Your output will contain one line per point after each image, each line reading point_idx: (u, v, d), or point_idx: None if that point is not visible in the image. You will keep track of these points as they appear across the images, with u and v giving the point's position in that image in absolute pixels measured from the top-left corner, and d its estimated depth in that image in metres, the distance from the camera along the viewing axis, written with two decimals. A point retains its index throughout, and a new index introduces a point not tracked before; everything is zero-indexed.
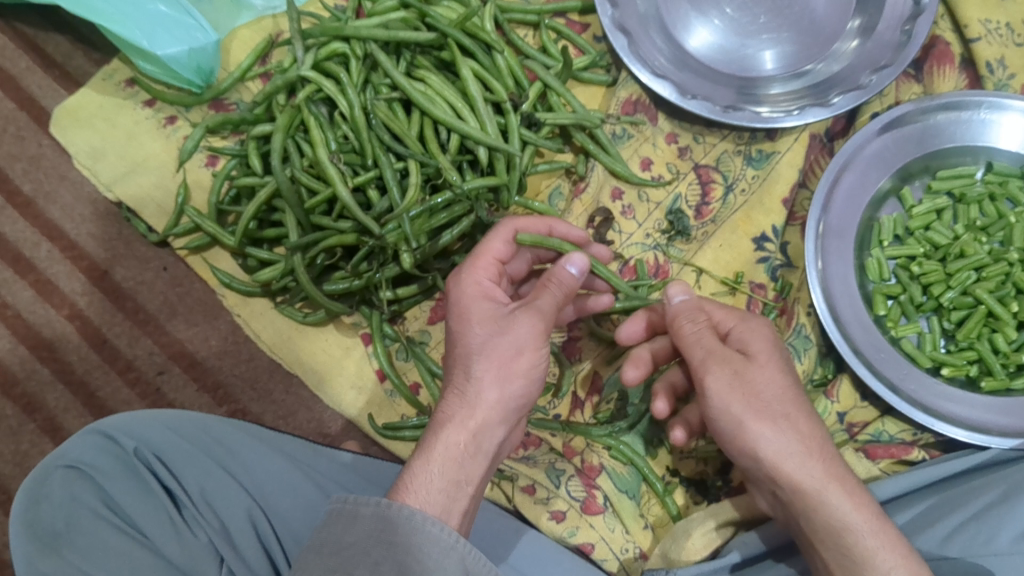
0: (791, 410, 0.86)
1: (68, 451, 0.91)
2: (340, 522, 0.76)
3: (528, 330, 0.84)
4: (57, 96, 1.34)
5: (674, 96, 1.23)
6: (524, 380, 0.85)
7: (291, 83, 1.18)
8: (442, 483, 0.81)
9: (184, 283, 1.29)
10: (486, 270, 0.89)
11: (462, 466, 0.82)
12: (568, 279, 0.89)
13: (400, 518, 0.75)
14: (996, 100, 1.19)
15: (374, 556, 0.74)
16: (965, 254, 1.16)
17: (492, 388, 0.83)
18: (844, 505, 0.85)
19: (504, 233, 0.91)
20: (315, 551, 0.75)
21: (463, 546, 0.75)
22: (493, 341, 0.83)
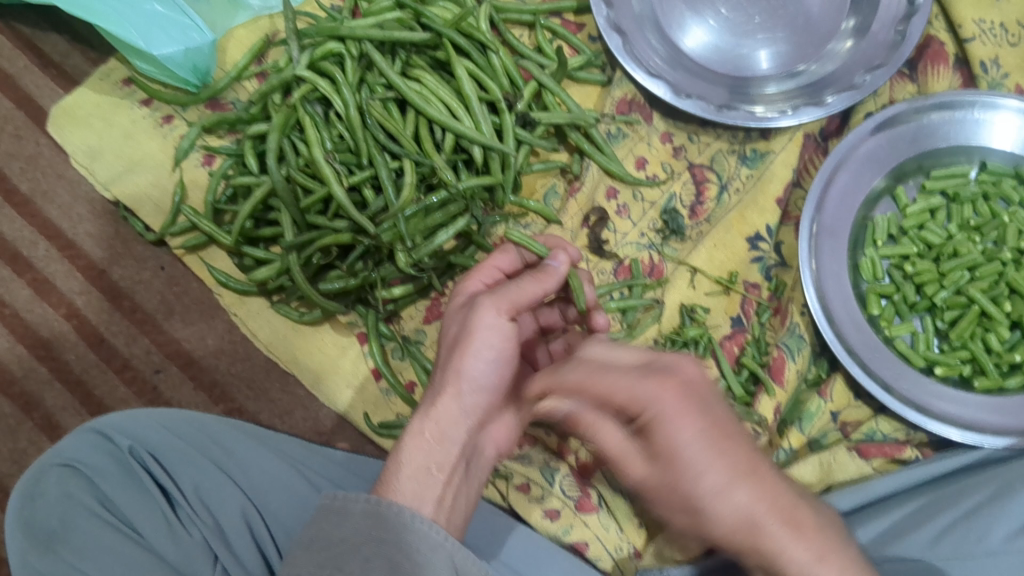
0: None
1: (64, 449, 0.92)
2: (330, 518, 0.76)
3: (484, 311, 0.82)
4: (55, 95, 1.35)
5: (669, 96, 1.23)
6: (486, 363, 0.83)
7: (286, 83, 1.19)
8: (408, 469, 0.81)
9: (181, 282, 1.30)
10: (482, 274, 0.93)
11: (430, 452, 0.81)
12: (554, 272, 0.89)
13: (391, 515, 0.75)
14: (989, 100, 1.20)
15: (363, 551, 0.73)
16: (958, 254, 1.16)
17: (453, 372, 0.83)
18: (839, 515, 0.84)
19: (506, 244, 0.96)
20: (305, 549, 0.75)
21: (451, 545, 0.75)
22: (458, 328, 0.85)
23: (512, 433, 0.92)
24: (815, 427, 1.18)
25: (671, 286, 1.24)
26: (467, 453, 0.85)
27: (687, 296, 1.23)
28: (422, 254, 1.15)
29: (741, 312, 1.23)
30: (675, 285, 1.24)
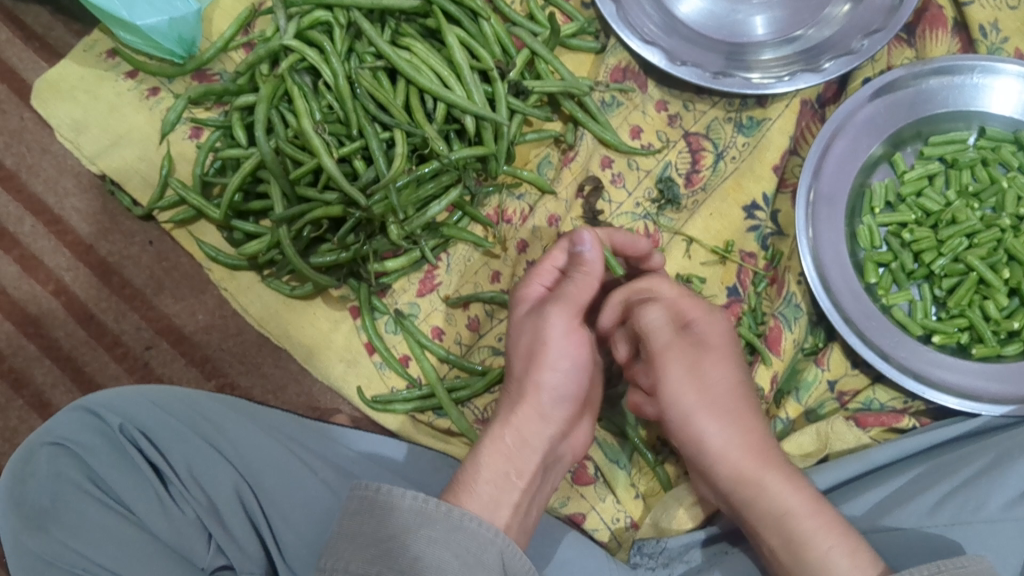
0: (741, 409, 0.89)
1: (55, 428, 0.90)
2: (377, 511, 0.76)
3: (557, 321, 0.87)
4: (38, 67, 1.32)
5: (663, 62, 1.22)
6: (567, 369, 0.87)
7: (274, 53, 1.16)
8: (488, 475, 0.83)
9: (170, 257, 1.28)
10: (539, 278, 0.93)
11: (508, 459, 0.85)
12: (592, 262, 0.86)
13: (441, 515, 0.76)
14: (988, 64, 1.18)
15: (411, 549, 0.74)
16: (957, 221, 1.15)
17: (543, 378, 0.87)
18: (781, 486, 0.86)
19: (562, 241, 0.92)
20: (350, 543, 0.76)
21: (501, 540, 0.77)
22: (535, 342, 0.88)
23: (583, 441, 0.99)
24: (812, 397, 1.17)
25: (666, 257, 1.22)
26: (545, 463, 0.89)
27: (682, 266, 1.22)
28: (415, 226, 1.15)
29: (737, 282, 1.22)
30: (671, 256, 1.22)
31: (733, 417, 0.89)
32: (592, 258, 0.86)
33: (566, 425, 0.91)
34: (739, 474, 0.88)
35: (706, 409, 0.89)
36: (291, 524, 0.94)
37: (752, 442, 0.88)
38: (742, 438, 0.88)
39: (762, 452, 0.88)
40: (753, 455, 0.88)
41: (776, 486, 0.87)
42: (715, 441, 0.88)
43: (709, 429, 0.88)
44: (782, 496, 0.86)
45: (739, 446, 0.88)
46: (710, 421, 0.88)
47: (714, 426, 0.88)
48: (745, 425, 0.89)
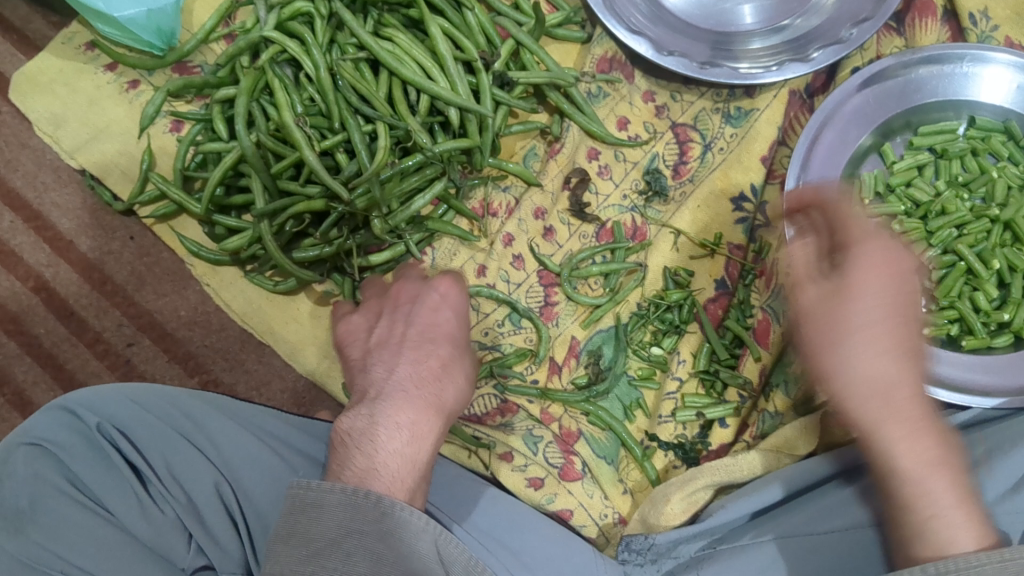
0: (911, 347, 0.76)
1: (33, 428, 0.89)
2: (341, 509, 0.73)
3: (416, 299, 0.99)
4: (16, 60, 1.30)
5: (651, 52, 1.20)
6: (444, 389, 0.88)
7: (255, 44, 1.15)
8: (395, 467, 0.80)
9: (151, 252, 1.26)
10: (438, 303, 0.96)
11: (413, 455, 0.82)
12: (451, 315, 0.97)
13: (367, 503, 0.73)
14: (979, 53, 1.17)
15: (344, 545, 0.72)
16: (947, 212, 1.15)
17: (414, 391, 0.85)
18: (910, 452, 0.76)
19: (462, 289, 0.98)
20: (284, 543, 0.74)
21: (434, 527, 0.73)
22: (392, 327, 0.95)
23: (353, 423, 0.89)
24: None
25: (655, 249, 1.21)
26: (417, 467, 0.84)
27: (671, 259, 1.21)
28: (399, 220, 1.13)
29: (726, 275, 1.21)
30: (659, 248, 1.21)
31: (909, 351, 0.76)
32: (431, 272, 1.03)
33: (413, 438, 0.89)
34: (881, 415, 0.76)
35: (880, 333, 0.75)
36: (266, 520, 0.94)
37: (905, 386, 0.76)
38: (896, 375, 0.76)
39: (916, 398, 0.76)
40: (898, 399, 0.76)
41: (897, 451, 0.77)
42: (881, 370, 0.75)
43: (859, 366, 0.76)
44: (907, 460, 0.76)
45: (894, 367, 0.75)
46: (857, 355, 0.75)
47: (859, 368, 0.76)
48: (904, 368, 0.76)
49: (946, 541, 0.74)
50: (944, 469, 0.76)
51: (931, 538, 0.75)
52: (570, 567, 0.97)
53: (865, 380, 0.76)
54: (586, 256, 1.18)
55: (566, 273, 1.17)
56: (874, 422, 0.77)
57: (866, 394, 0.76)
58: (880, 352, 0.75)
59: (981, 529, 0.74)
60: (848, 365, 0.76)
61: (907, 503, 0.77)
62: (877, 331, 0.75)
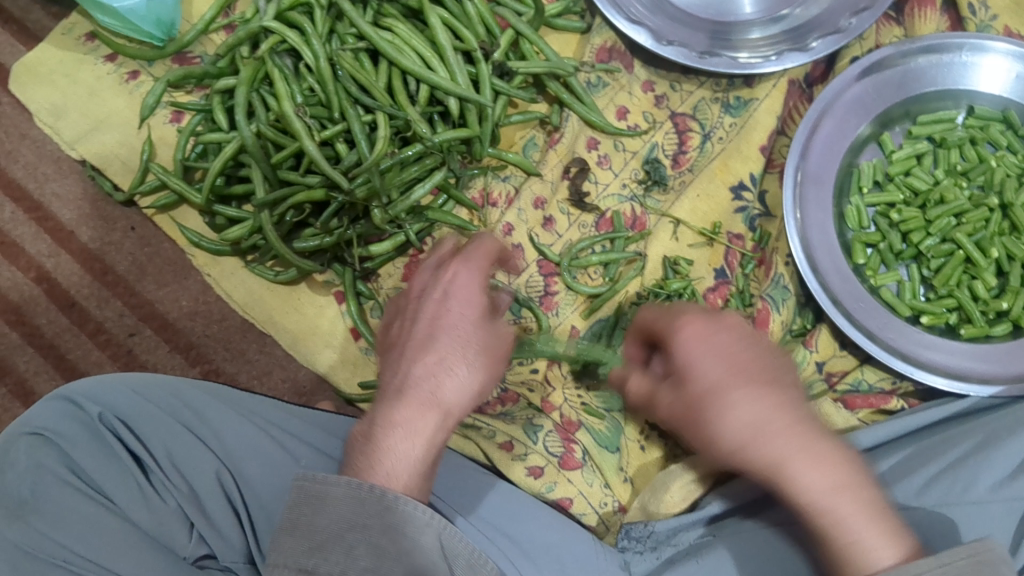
0: (770, 377, 0.75)
1: (34, 418, 0.90)
2: (347, 502, 0.72)
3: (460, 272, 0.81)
4: (15, 51, 1.30)
5: (650, 42, 1.20)
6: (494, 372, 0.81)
7: (254, 35, 1.15)
8: (406, 464, 0.75)
9: (152, 243, 1.26)
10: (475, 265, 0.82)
11: (431, 446, 0.77)
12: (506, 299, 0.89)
13: (373, 497, 0.72)
14: (977, 42, 1.17)
15: (347, 540, 0.72)
16: (945, 200, 1.15)
17: (455, 372, 0.77)
18: (811, 477, 0.73)
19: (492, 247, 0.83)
20: (285, 534, 0.74)
21: (439, 522, 0.73)
22: (434, 302, 0.81)
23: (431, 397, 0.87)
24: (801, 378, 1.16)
25: (654, 239, 1.21)
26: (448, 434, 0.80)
27: (669, 249, 1.21)
28: (399, 210, 1.14)
29: (725, 264, 1.21)
30: (658, 238, 1.21)
31: (777, 395, 0.74)
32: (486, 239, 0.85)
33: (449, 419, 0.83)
34: (765, 463, 0.74)
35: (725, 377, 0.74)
36: (268, 508, 0.94)
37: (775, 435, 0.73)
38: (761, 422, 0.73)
39: (810, 454, 0.73)
40: (775, 438, 0.73)
41: (802, 475, 0.73)
42: (740, 418, 0.73)
43: (725, 422, 0.74)
44: (809, 485, 0.73)
45: (784, 439, 0.73)
46: (749, 446, 0.74)
47: (739, 409, 0.73)
48: (766, 404, 0.74)
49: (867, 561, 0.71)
50: (848, 488, 0.73)
51: (854, 564, 0.72)
52: (571, 556, 0.98)
53: (738, 438, 0.74)
54: (586, 245, 1.18)
55: (566, 262, 1.17)
56: (767, 465, 0.74)
57: (744, 439, 0.73)
58: (766, 402, 0.73)
59: (891, 534, 0.72)
60: (727, 409, 0.73)
61: (821, 531, 0.74)
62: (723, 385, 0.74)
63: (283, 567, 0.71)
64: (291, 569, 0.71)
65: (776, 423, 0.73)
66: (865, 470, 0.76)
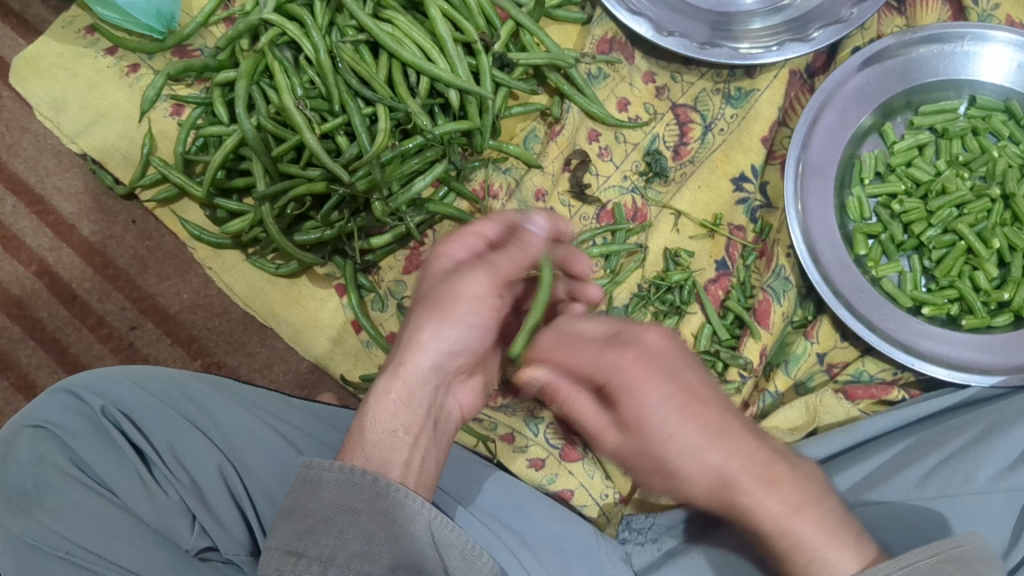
0: (734, 444, 0.65)
1: (36, 411, 0.90)
2: (337, 487, 0.73)
3: (453, 246, 0.78)
4: (16, 45, 1.30)
5: (651, 33, 1.20)
6: (465, 327, 0.78)
7: (254, 27, 1.14)
8: (374, 436, 0.79)
9: (154, 236, 1.26)
10: (461, 240, 0.78)
11: (395, 414, 0.80)
12: (535, 242, 0.78)
13: (367, 483, 0.73)
14: (979, 32, 1.17)
15: (339, 523, 0.72)
16: (947, 191, 1.14)
17: (421, 337, 0.78)
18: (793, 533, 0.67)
19: (507, 214, 0.79)
20: (284, 519, 0.74)
21: (429, 511, 0.73)
22: (424, 278, 0.81)
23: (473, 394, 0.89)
24: (801, 370, 1.17)
25: (655, 231, 1.21)
26: (435, 413, 0.83)
27: (670, 240, 1.21)
28: (400, 203, 1.13)
29: (726, 255, 1.21)
30: (659, 230, 1.21)
31: (735, 453, 0.66)
32: (480, 222, 0.78)
33: (453, 374, 0.83)
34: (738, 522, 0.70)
35: (685, 443, 0.65)
36: (270, 499, 0.94)
37: (736, 460, 0.65)
38: (724, 477, 0.66)
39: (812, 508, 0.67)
40: (759, 491, 0.66)
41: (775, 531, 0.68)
42: (703, 491, 0.68)
43: (676, 458, 0.66)
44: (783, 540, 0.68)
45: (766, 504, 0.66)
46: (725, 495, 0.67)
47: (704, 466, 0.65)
48: (714, 468, 0.66)
49: None
50: (844, 526, 0.68)
51: None
52: (572, 547, 0.97)
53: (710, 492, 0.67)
54: (587, 237, 1.18)
55: None
56: (729, 494, 0.67)
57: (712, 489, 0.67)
58: (717, 465, 0.65)
59: (855, 546, 0.66)
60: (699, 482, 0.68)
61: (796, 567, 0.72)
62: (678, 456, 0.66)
63: (275, 550, 0.71)
64: (282, 552, 0.71)
65: (739, 459, 0.66)
66: (820, 487, 0.70)
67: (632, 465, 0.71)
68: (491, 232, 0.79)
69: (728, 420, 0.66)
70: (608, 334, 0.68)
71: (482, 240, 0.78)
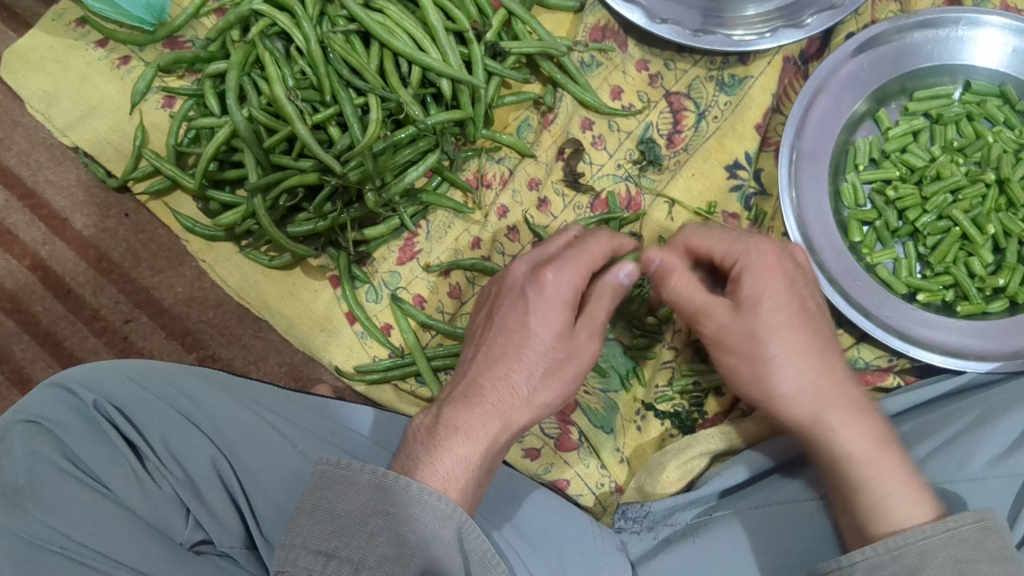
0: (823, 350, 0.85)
1: (29, 406, 0.89)
2: (369, 490, 0.74)
3: (555, 283, 0.80)
4: (5, 37, 1.29)
5: (644, 20, 1.19)
6: (565, 382, 0.85)
7: (245, 18, 1.13)
8: (452, 472, 0.78)
9: (147, 229, 1.26)
10: (575, 267, 0.81)
11: (489, 459, 0.83)
12: (619, 286, 0.84)
13: (399, 488, 0.74)
14: (973, 17, 1.16)
15: (370, 524, 0.73)
16: (941, 176, 1.14)
17: (536, 394, 0.83)
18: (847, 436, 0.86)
19: (603, 238, 0.85)
20: (304, 517, 0.74)
21: (459, 514, 0.74)
22: (525, 314, 0.81)
23: None
24: None
25: (649, 219, 1.21)
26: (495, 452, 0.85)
27: (664, 229, 1.21)
28: (393, 193, 1.13)
29: None
30: (653, 217, 1.21)
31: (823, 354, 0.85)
32: (592, 245, 0.84)
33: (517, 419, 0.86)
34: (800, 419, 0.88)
35: (788, 332, 0.83)
36: (270, 499, 0.93)
37: (813, 356, 0.84)
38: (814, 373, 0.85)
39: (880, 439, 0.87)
40: (829, 391, 0.85)
41: (838, 429, 0.86)
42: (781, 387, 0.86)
43: (779, 367, 0.84)
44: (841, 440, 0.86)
45: (847, 422, 0.86)
46: (804, 395, 0.86)
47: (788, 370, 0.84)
48: (811, 362, 0.84)
49: (901, 518, 0.82)
50: (891, 450, 0.86)
51: (886, 518, 0.83)
52: (568, 537, 0.98)
53: (791, 388, 0.85)
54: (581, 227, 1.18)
55: None
56: (818, 410, 0.86)
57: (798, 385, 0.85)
58: (803, 366, 0.84)
59: (925, 498, 0.83)
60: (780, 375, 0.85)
61: (857, 485, 0.85)
62: (783, 333, 0.83)
63: (301, 549, 0.72)
64: (311, 552, 0.71)
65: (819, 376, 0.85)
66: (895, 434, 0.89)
67: (724, 339, 0.86)
68: (581, 266, 0.82)
69: (825, 340, 0.85)
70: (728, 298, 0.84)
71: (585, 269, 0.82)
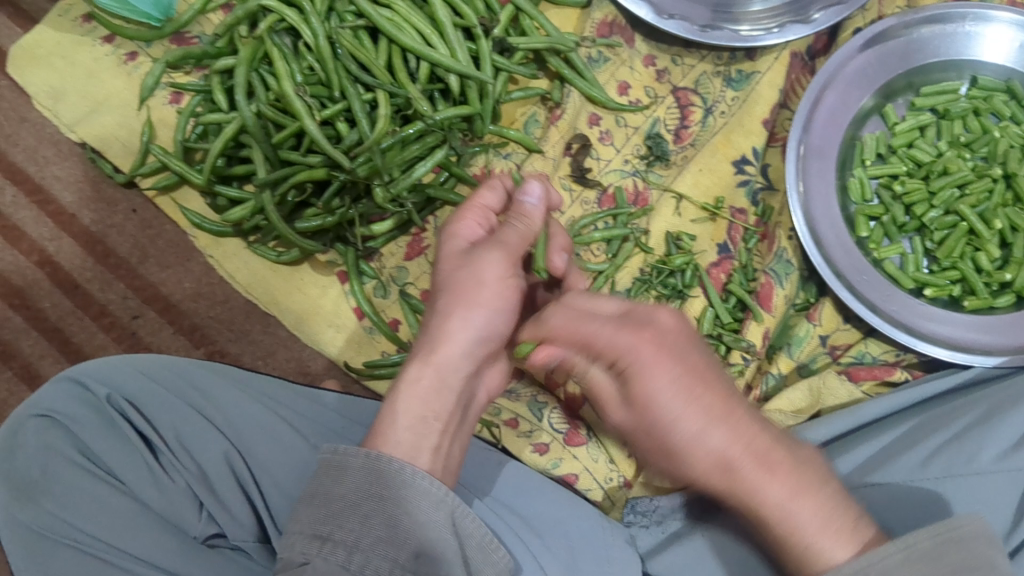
0: (715, 400, 0.73)
1: (41, 399, 0.90)
2: (363, 474, 0.74)
3: (461, 230, 0.84)
4: (12, 33, 1.29)
5: (651, 16, 1.20)
6: (490, 313, 0.81)
7: (253, 13, 1.14)
8: (405, 421, 0.79)
9: (154, 225, 1.26)
10: (473, 213, 0.85)
11: (427, 402, 0.80)
12: (532, 213, 0.83)
13: (391, 471, 0.74)
14: (980, 12, 1.17)
15: (365, 508, 0.72)
16: (948, 171, 1.14)
17: (448, 330, 0.80)
18: (776, 495, 0.73)
19: (496, 180, 0.87)
20: (306, 504, 0.74)
21: (453, 500, 0.76)
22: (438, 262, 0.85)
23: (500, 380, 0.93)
24: (804, 353, 1.17)
25: (656, 214, 1.21)
26: (462, 403, 0.84)
27: (673, 224, 1.21)
28: (400, 188, 1.13)
29: (728, 239, 1.21)
30: (661, 213, 1.21)
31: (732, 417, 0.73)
32: (481, 192, 0.86)
33: (483, 361, 0.84)
34: (722, 486, 0.76)
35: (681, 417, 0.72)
36: (279, 489, 0.93)
37: (719, 428, 0.73)
38: (725, 444, 0.73)
39: (807, 491, 0.74)
40: (743, 460, 0.74)
41: (757, 490, 0.74)
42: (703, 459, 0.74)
43: (699, 451, 0.74)
44: (768, 501, 0.74)
45: (770, 489, 0.74)
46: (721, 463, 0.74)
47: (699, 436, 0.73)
48: (723, 431, 0.73)
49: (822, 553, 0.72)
50: (810, 492, 0.74)
51: (805, 556, 0.73)
52: (577, 530, 0.98)
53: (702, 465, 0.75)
54: (588, 222, 1.18)
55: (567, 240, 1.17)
56: (730, 480, 0.75)
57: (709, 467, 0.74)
58: (715, 431, 0.73)
59: (853, 533, 0.73)
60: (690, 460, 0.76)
61: (780, 536, 0.75)
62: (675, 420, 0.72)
63: (299, 535, 0.72)
64: (307, 536, 0.72)
65: (739, 444, 0.73)
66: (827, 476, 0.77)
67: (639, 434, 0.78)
68: (477, 218, 0.85)
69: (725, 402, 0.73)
70: (620, 314, 0.73)
71: (484, 208, 0.86)
